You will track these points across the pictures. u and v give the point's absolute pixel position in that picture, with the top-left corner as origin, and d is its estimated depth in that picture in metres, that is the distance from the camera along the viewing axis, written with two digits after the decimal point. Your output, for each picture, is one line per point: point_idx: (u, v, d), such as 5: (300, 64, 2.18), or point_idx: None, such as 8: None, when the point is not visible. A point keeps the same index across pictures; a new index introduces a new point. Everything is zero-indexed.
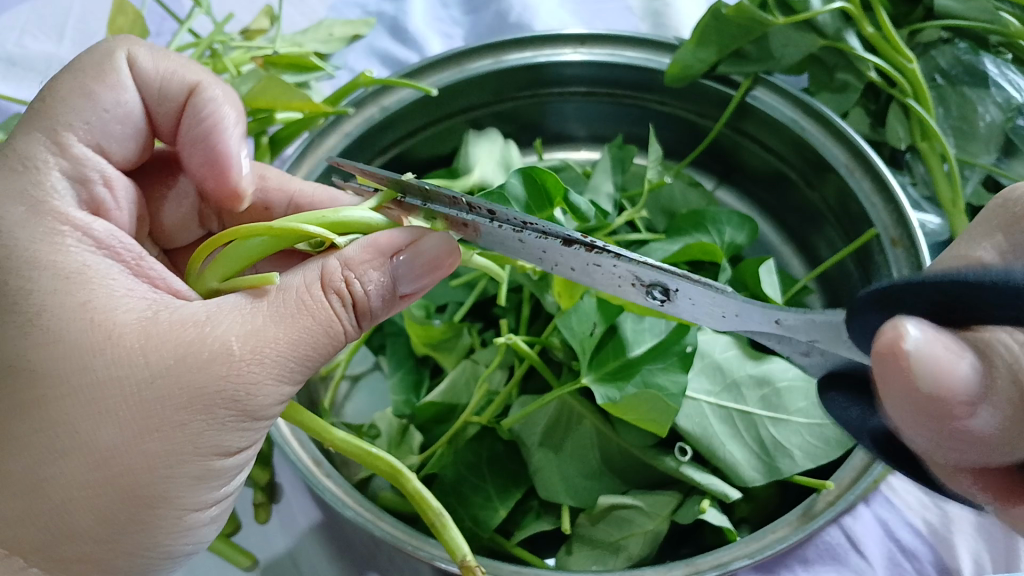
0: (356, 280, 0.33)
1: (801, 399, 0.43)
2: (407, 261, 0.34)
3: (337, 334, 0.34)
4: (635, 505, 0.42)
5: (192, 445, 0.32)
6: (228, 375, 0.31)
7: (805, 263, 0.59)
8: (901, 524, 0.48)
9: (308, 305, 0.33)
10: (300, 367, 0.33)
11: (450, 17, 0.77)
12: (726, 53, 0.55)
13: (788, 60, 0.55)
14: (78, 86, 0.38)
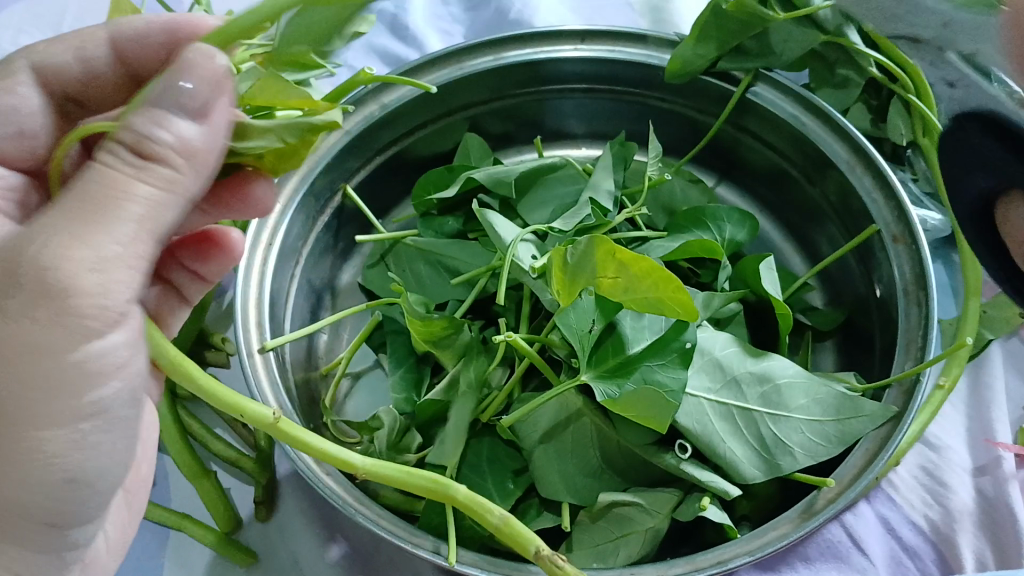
0: (129, 135, 0.30)
1: (801, 396, 0.43)
2: (174, 90, 0.30)
3: (149, 194, 0.31)
4: (636, 503, 0.42)
5: (45, 357, 0.30)
6: (41, 277, 0.29)
7: (806, 261, 0.58)
8: (903, 523, 0.48)
9: (102, 182, 0.30)
10: (132, 242, 0.31)
11: (450, 14, 0.77)
12: (726, 48, 0.55)
13: (788, 55, 0.54)
14: None
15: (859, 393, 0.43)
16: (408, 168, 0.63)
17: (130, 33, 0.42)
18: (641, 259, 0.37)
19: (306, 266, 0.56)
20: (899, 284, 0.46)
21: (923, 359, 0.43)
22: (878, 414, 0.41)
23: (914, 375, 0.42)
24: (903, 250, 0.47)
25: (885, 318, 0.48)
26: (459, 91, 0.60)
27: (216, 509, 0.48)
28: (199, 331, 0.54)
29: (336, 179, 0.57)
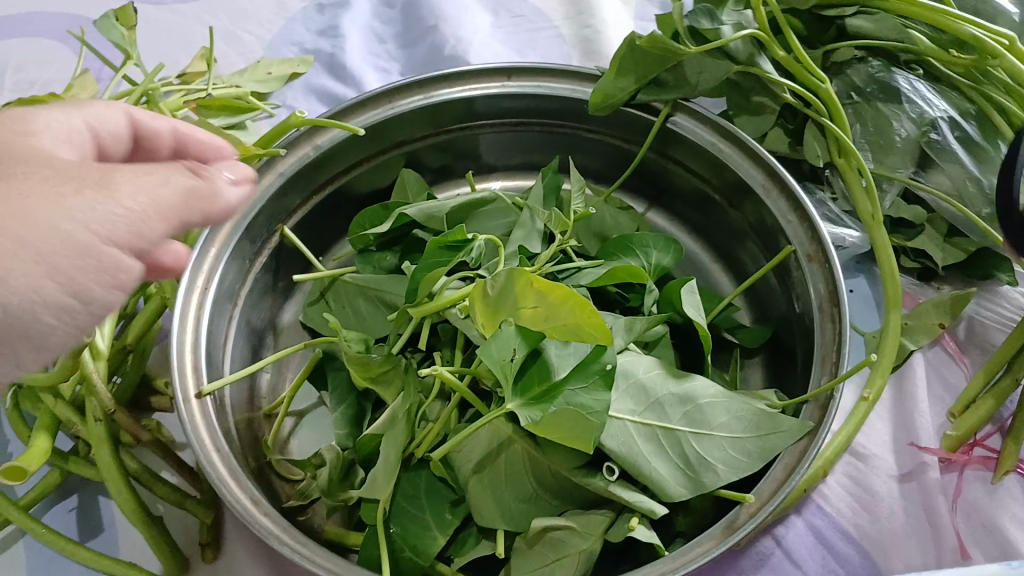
0: None
1: (723, 414, 0.45)
2: None
3: None
4: (569, 526, 0.43)
5: None
6: None
7: (733, 280, 0.60)
8: (832, 530, 0.50)
9: None
10: None
11: (385, 51, 0.79)
12: (645, 81, 0.57)
13: (704, 86, 0.56)
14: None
15: (778, 410, 0.45)
16: (347, 206, 0.65)
17: None
18: (557, 288, 0.39)
19: (244, 308, 0.56)
20: (814, 300, 0.49)
21: (838, 373, 0.45)
22: (796, 428, 0.43)
23: (829, 390, 0.44)
24: (817, 269, 0.49)
25: (806, 333, 0.50)
26: (392, 129, 0.61)
27: (162, 555, 0.49)
28: (141, 377, 0.55)
29: (273, 220, 0.58)
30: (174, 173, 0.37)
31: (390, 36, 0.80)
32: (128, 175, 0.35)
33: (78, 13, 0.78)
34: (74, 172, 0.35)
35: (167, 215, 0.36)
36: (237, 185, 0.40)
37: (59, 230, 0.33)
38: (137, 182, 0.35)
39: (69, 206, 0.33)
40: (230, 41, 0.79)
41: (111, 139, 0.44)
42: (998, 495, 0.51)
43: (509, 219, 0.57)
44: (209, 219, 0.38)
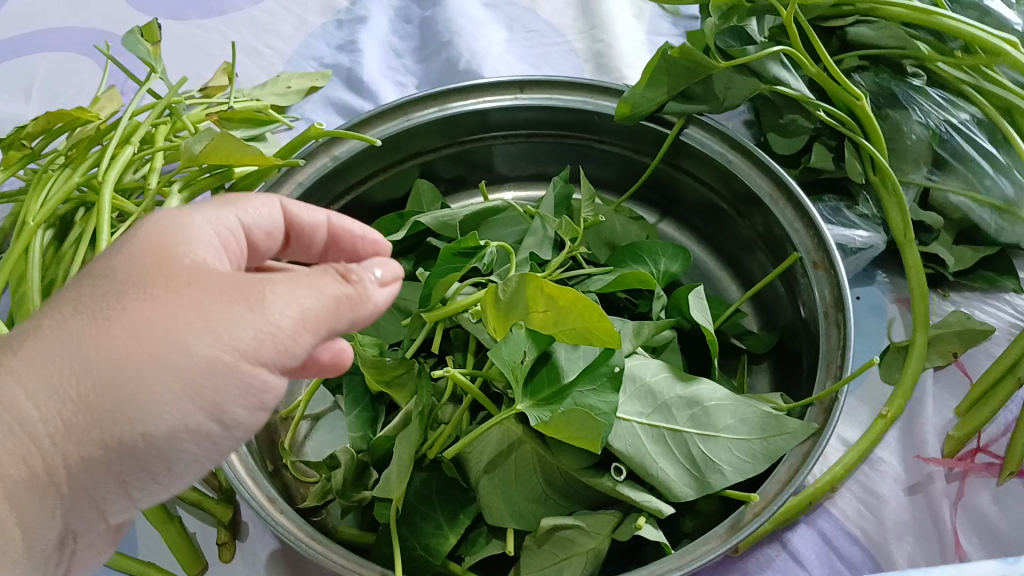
0: None
1: (729, 416, 0.45)
2: None
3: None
4: (578, 526, 0.44)
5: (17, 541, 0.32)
6: None
7: (741, 287, 0.61)
8: (837, 532, 0.50)
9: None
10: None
11: (402, 65, 0.81)
12: (676, 91, 0.58)
13: (731, 100, 0.58)
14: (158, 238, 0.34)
15: (783, 413, 0.46)
16: (363, 215, 0.66)
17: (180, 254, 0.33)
18: (566, 292, 0.40)
19: None
20: (820, 306, 0.49)
21: (841, 377, 0.46)
22: (800, 430, 0.44)
23: (833, 393, 0.45)
24: (822, 276, 0.50)
25: (811, 338, 0.51)
26: (408, 140, 0.63)
27: (181, 553, 0.50)
28: None
29: None
30: (323, 281, 0.34)
31: (406, 50, 0.82)
32: (280, 288, 0.33)
33: (105, 29, 0.80)
34: (229, 290, 0.32)
35: (309, 325, 0.33)
36: (386, 285, 0.37)
37: (204, 355, 0.31)
38: (288, 298, 0.33)
39: (231, 330, 0.32)
40: (251, 55, 0.81)
41: (264, 233, 0.40)
42: (1001, 498, 0.51)
43: (520, 227, 0.58)
44: (356, 323, 0.36)
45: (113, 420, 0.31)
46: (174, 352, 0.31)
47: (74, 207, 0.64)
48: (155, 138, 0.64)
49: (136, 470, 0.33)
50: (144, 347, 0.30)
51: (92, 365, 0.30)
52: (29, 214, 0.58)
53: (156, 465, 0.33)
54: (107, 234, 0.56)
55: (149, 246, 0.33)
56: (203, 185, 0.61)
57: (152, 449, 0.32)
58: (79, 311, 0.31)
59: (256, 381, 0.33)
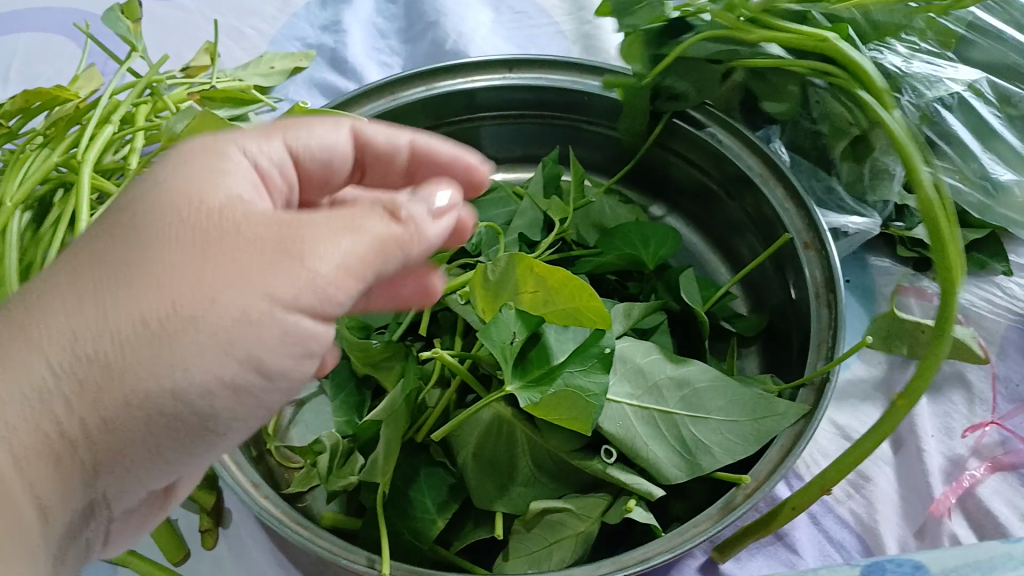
0: None
1: (720, 398, 0.45)
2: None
3: None
4: (568, 509, 0.43)
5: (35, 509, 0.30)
6: None
7: (731, 270, 0.61)
8: (826, 515, 0.50)
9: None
10: None
11: (388, 46, 0.80)
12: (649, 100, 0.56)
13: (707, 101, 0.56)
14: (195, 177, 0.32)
15: (774, 394, 0.46)
16: None
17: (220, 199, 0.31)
18: (558, 271, 0.39)
19: None
20: (811, 287, 0.49)
21: (833, 358, 0.46)
22: (791, 412, 0.43)
23: (825, 373, 0.44)
24: (814, 257, 0.49)
25: (801, 320, 0.50)
26: (394, 121, 0.62)
27: (164, 539, 0.49)
28: None
29: None
30: (367, 219, 0.31)
31: (392, 31, 0.81)
32: (323, 236, 0.30)
33: (85, 8, 0.79)
34: (267, 242, 0.30)
35: (353, 273, 0.31)
36: (440, 219, 0.34)
37: (234, 307, 0.29)
38: (331, 244, 0.30)
39: (269, 283, 0.30)
40: (234, 36, 0.80)
41: (326, 151, 0.38)
42: (991, 481, 0.51)
43: (508, 210, 0.58)
44: (409, 262, 0.33)
45: (132, 382, 0.29)
46: (208, 309, 0.29)
47: (53, 189, 0.63)
48: (136, 118, 0.63)
49: (175, 437, 0.32)
50: (177, 304, 0.29)
51: (121, 326, 0.29)
52: (7, 195, 0.57)
53: (195, 427, 0.32)
54: (87, 215, 0.55)
55: (180, 199, 0.31)
56: None
57: (186, 408, 0.31)
58: (97, 270, 0.30)
59: (299, 328, 0.31)
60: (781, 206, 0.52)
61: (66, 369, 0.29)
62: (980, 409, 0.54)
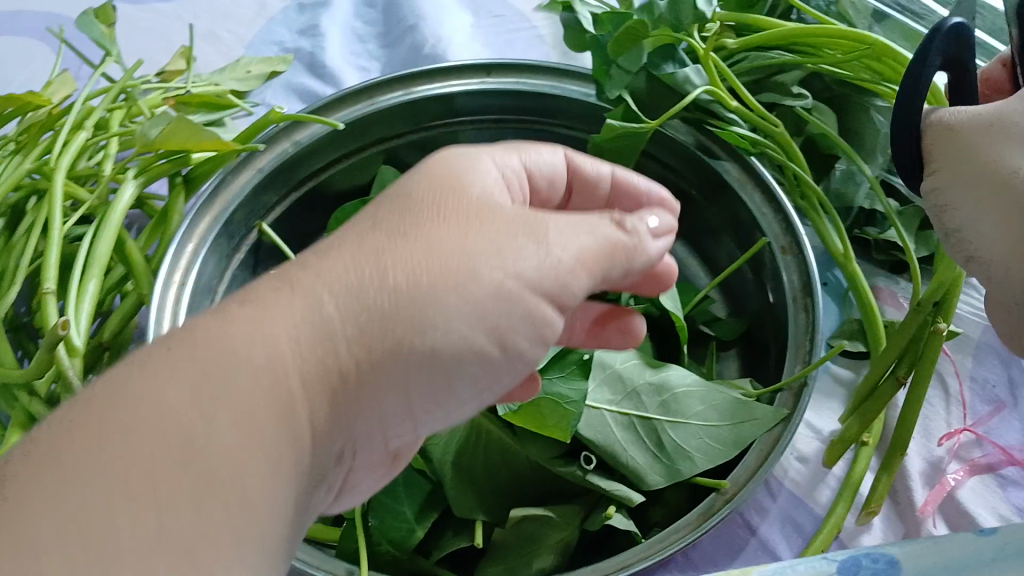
0: None
1: (699, 403, 0.45)
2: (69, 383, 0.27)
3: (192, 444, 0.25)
4: (547, 516, 0.43)
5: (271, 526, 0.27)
6: None
7: (710, 274, 0.61)
8: (806, 517, 0.50)
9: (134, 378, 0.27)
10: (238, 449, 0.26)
11: (366, 51, 0.79)
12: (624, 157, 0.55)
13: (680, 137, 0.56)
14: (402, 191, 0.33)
15: (753, 398, 0.46)
16: (325, 204, 0.65)
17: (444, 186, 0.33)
18: None
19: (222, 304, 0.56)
20: (788, 291, 0.49)
21: (811, 361, 0.46)
22: (769, 417, 0.43)
23: (803, 377, 0.45)
24: (792, 262, 0.50)
25: (779, 323, 0.51)
26: (371, 127, 0.61)
27: None
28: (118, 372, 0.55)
29: (252, 216, 0.58)
30: (600, 224, 0.34)
31: (370, 36, 0.80)
32: (561, 226, 0.33)
33: (58, 13, 0.78)
34: (516, 221, 0.32)
35: (588, 267, 0.33)
36: (660, 235, 0.36)
37: (494, 280, 0.31)
38: (571, 237, 0.33)
39: (518, 262, 0.31)
40: (210, 41, 0.79)
41: (546, 178, 0.41)
42: (969, 483, 0.51)
43: None
44: (629, 271, 0.35)
45: (403, 335, 0.30)
46: (428, 302, 0.30)
47: (26, 196, 0.62)
48: (110, 125, 0.62)
49: (396, 402, 0.32)
50: (430, 270, 0.30)
51: (387, 280, 0.30)
52: None
53: (443, 389, 0.32)
54: (59, 224, 0.54)
55: (444, 183, 0.33)
56: (160, 172, 0.59)
57: (441, 373, 0.31)
58: (369, 237, 0.31)
59: (541, 313, 0.32)
60: (761, 214, 0.52)
61: (347, 312, 0.29)
62: (959, 412, 0.54)
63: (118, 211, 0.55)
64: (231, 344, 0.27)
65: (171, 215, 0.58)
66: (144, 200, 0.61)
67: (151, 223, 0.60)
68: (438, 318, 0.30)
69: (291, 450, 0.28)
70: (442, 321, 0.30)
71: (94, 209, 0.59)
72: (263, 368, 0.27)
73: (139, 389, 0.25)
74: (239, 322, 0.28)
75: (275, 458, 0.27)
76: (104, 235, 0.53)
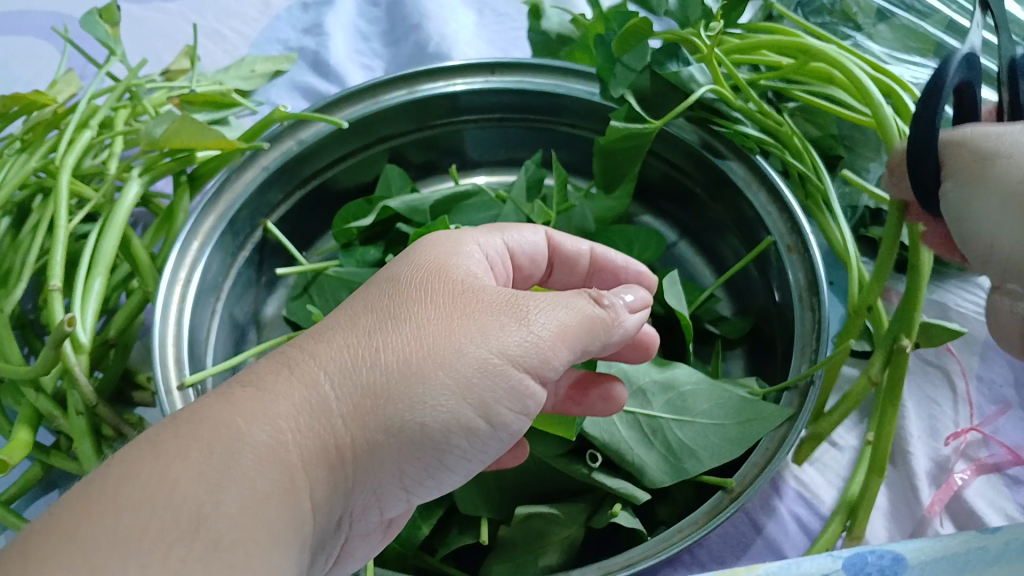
0: None
1: (705, 401, 0.45)
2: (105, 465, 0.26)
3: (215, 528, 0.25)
4: (552, 515, 0.42)
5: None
6: None
7: (715, 273, 0.61)
8: (812, 517, 0.50)
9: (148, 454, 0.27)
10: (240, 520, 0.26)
11: (370, 49, 0.79)
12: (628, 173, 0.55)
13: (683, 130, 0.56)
14: (390, 275, 0.35)
15: (759, 397, 0.46)
16: (329, 202, 0.65)
17: (425, 271, 0.35)
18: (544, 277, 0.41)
19: (227, 302, 0.56)
20: (795, 290, 0.49)
21: (817, 360, 0.46)
22: (776, 415, 0.43)
23: (809, 375, 0.44)
24: (797, 260, 0.50)
25: (785, 322, 0.50)
26: (376, 125, 0.61)
27: None
28: (123, 370, 0.55)
29: (257, 215, 0.58)
30: (578, 301, 0.35)
31: (374, 34, 0.80)
32: (541, 304, 0.34)
33: (63, 12, 0.78)
34: (498, 302, 0.33)
35: (568, 339, 0.34)
36: (635, 311, 0.38)
37: (476, 357, 0.31)
38: (550, 312, 0.34)
39: (501, 339, 0.32)
40: (215, 39, 0.79)
41: (528, 256, 0.44)
42: (976, 482, 0.51)
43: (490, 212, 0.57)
44: (608, 344, 0.36)
45: (392, 414, 0.30)
46: (414, 378, 0.31)
47: (32, 195, 0.62)
48: (115, 123, 0.62)
49: (397, 470, 0.32)
50: (419, 349, 0.31)
51: (378, 358, 0.31)
52: None
53: (437, 461, 0.33)
54: (65, 223, 0.55)
55: (432, 267, 0.35)
56: (165, 171, 0.59)
57: (430, 445, 0.32)
58: (360, 321, 0.32)
59: (522, 387, 0.33)
60: (768, 214, 0.52)
61: (342, 391, 0.30)
62: (965, 412, 0.54)
63: (123, 210, 0.55)
64: (243, 425, 0.28)
65: (176, 214, 0.58)
66: (149, 199, 0.61)
67: (156, 222, 0.60)
68: (419, 401, 0.31)
69: (292, 527, 0.28)
70: (419, 404, 0.31)
71: (99, 207, 0.59)
72: (265, 445, 0.28)
73: (145, 472, 0.26)
74: (239, 408, 0.28)
75: (279, 535, 0.27)
76: (109, 234, 0.53)
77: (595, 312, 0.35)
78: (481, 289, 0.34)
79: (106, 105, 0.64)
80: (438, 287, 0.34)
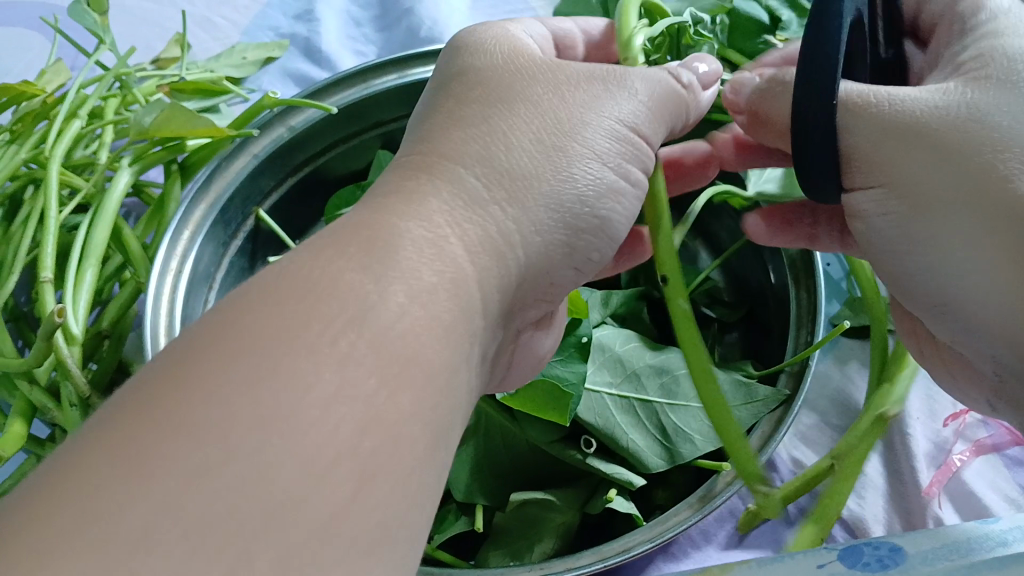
0: None
1: (699, 385, 0.45)
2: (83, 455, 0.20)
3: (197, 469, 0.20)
4: (547, 500, 0.43)
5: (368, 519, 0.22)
6: None
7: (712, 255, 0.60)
8: (806, 499, 0.49)
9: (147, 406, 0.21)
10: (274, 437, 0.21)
11: (362, 35, 0.78)
12: None
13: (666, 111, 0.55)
14: (460, 92, 0.34)
15: (754, 380, 0.45)
16: (322, 189, 0.64)
17: (478, 72, 0.35)
18: None
19: (221, 291, 0.56)
20: (789, 271, 0.49)
21: (812, 341, 0.45)
22: (770, 398, 0.43)
23: (804, 358, 0.44)
24: None
25: (779, 302, 0.50)
26: (367, 110, 0.61)
27: None
28: (118, 362, 0.55)
29: (248, 203, 0.58)
30: (659, 73, 0.38)
31: (367, 19, 0.79)
32: (635, 73, 0.36)
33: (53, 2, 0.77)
34: (587, 78, 0.35)
35: (663, 104, 0.37)
36: (707, 83, 0.41)
37: (600, 130, 0.34)
38: (643, 78, 0.36)
39: (610, 111, 0.34)
40: (206, 26, 0.78)
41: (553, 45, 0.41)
42: (975, 463, 0.51)
43: None
44: (687, 120, 0.40)
45: (531, 193, 0.32)
46: (549, 155, 0.33)
47: (23, 186, 0.61)
48: (105, 112, 0.62)
49: (553, 262, 0.35)
50: (539, 126, 0.33)
51: (510, 143, 0.32)
52: None
53: (579, 243, 0.35)
54: (56, 213, 0.54)
55: (504, 63, 0.35)
56: (156, 160, 0.58)
57: (581, 227, 0.34)
58: (460, 119, 0.33)
59: (643, 146, 0.36)
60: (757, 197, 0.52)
61: (478, 178, 0.31)
62: None
63: (113, 199, 0.55)
64: (394, 221, 0.28)
65: (167, 203, 0.58)
66: (141, 188, 0.61)
67: (148, 211, 0.60)
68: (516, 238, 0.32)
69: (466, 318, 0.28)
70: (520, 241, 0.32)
71: (90, 197, 0.59)
72: (430, 238, 0.28)
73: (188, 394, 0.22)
74: (393, 209, 0.29)
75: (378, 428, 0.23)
76: (100, 225, 0.53)
77: (683, 79, 0.39)
78: (570, 68, 0.35)
79: (96, 94, 0.63)
80: (524, 82, 0.34)
